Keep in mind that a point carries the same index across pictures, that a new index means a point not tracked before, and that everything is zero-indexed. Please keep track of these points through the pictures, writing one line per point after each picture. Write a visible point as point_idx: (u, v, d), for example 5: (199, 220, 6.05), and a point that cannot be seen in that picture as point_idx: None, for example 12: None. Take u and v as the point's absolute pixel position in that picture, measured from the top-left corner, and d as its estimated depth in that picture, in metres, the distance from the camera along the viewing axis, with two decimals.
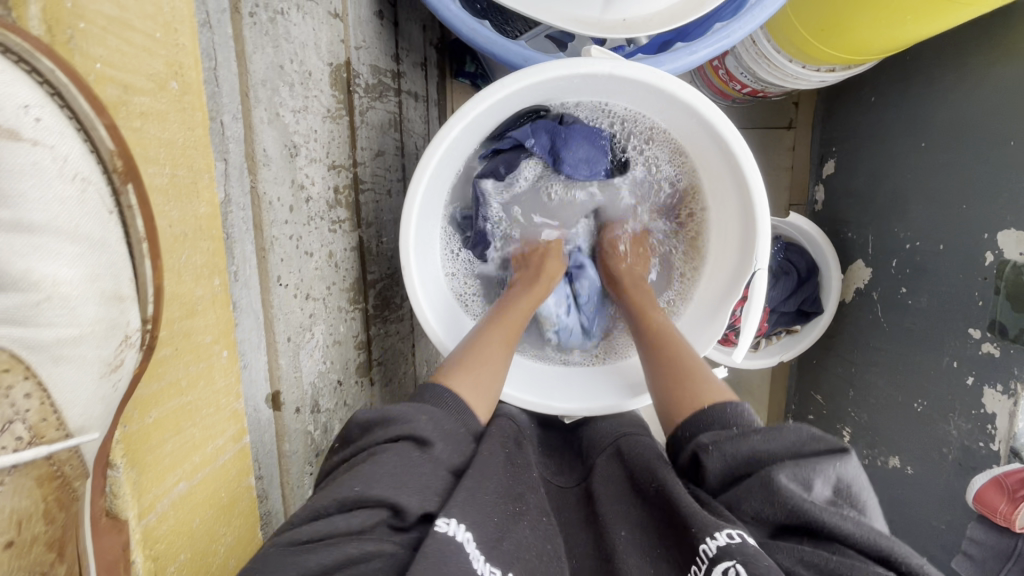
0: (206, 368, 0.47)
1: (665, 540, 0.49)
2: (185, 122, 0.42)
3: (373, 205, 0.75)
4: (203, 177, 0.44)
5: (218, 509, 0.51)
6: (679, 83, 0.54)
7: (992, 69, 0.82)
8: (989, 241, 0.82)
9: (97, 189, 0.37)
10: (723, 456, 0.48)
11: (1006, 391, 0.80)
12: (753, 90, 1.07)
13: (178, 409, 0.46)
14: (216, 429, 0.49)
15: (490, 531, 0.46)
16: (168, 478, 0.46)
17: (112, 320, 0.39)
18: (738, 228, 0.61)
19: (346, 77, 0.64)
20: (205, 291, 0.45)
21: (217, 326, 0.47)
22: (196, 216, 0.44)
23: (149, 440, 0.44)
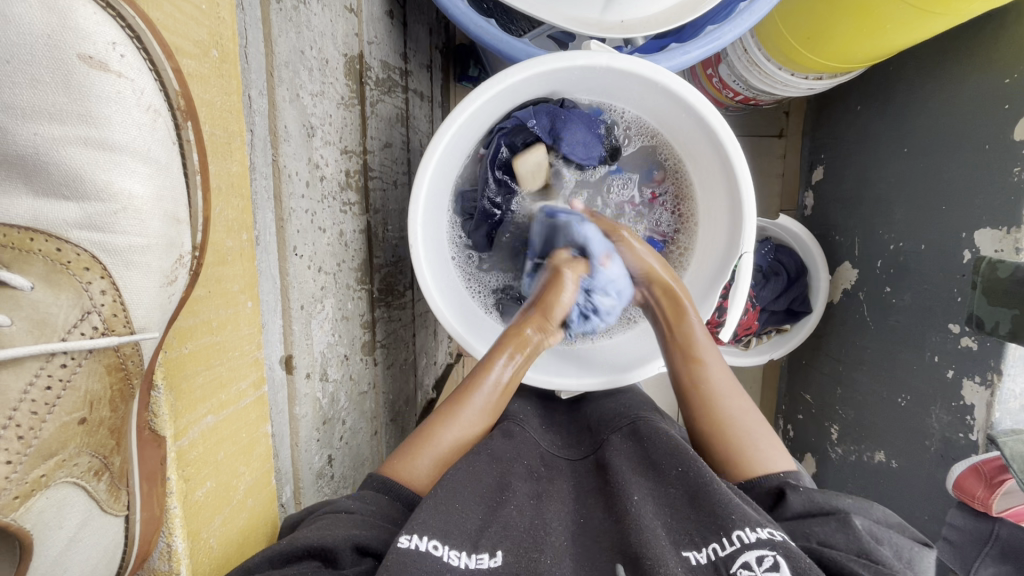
0: (233, 315, 0.50)
1: (684, 515, 0.52)
2: (224, 87, 0.45)
3: (380, 194, 0.78)
4: (237, 139, 0.47)
5: (239, 448, 0.53)
6: (672, 76, 0.58)
7: (971, 77, 0.86)
8: (967, 239, 0.86)
9: (165, 121, 0.40)
10: (808, 496, 0.53)
11: (984, 382, 0.83)
12: (744, 97, 1.12)
13: (209, 346, 0.48)
14: (241, 372, 0.51)
15: (473, 525, 0.51)
16: (199, 409, 0.48)
17: (169, 239, 0.42)
18: (727, 217, 0.64)
19: (358, 69, 0.68)
20: (235, 243, 0.48)
21: (244, 277, 0.50)
22: (229, 174, 0.47)
23: (185, 368, 0.46)
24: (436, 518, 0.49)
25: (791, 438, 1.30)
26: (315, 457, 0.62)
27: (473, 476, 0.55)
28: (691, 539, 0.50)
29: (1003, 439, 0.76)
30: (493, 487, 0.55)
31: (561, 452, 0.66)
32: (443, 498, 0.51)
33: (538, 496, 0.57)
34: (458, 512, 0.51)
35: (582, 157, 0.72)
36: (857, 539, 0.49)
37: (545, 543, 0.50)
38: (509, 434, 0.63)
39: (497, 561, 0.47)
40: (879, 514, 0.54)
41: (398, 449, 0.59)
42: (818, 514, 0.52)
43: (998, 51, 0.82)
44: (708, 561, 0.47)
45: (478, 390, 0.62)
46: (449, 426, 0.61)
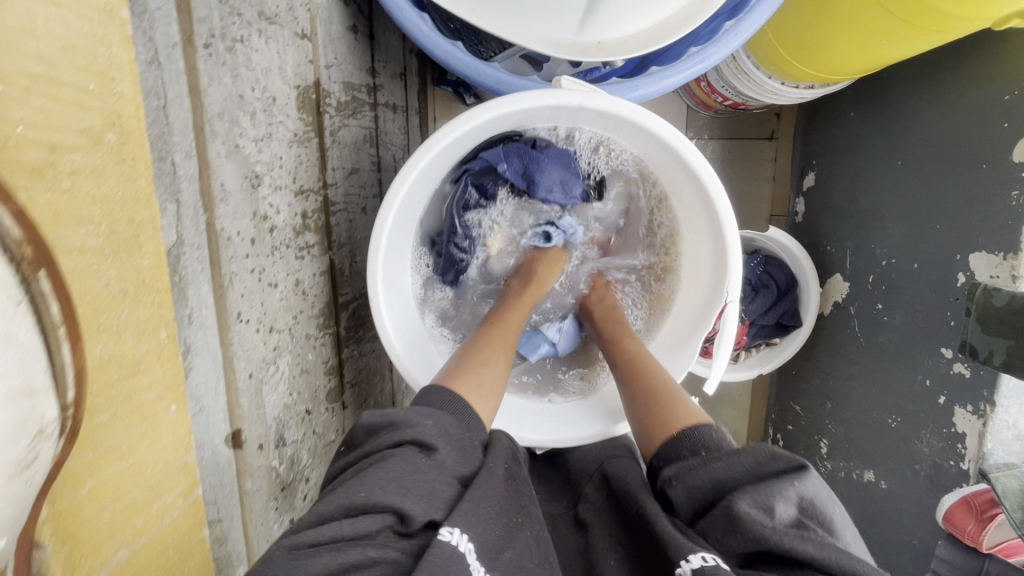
0: (151, 427, 0.45)
1: (646, 570, 0.48)
2: (125, 173, 0.39)
3: (345, 226, 0.74)
4: (147, 230, 0.41)
5: (165, 567, 0.49)
6: (650, 116, 0.53)
7: (969, 91, 0.82)
8: (961, 262, 0.83)
9: (1, 279, 0.30)
10: (693, 490, 0.49)
11: (976, 411, 0.80)
12: (734, 102, 1.07)
13: (117, 474, 0.44)
14: (164, 486, 0.47)
15: (490, 541, 0.45)
16: (107, 548, 0.44)
17: (23, 415, 0.32)
18: (712, 257, 0.61)
19: (314, 98, 0.63)
20: (149, 347, 0.43)
21: (164, 382, 0.45)
22: (138, 270, 0.41)
23: (82, 512, 0.42)
24: (481, 523, 0.46)
25: (780, 448, 1.29)
26: (272, 528, 0.58)
27: (475, 490, 0.49)
28: None
29: (995, 475, 0.74)
30: (513, 499, 0.51)
31: (544, 501, 0.62)
32: (481, 502, 0.47)
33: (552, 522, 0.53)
34: (491, 522, 0.47)
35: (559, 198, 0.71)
36: (756, 533, 0.43)
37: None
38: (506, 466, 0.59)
39: None
40: (755, 459, 0.48)
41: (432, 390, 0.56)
42: (707, 508, 0.48)
43: (999, 66, 0.77)
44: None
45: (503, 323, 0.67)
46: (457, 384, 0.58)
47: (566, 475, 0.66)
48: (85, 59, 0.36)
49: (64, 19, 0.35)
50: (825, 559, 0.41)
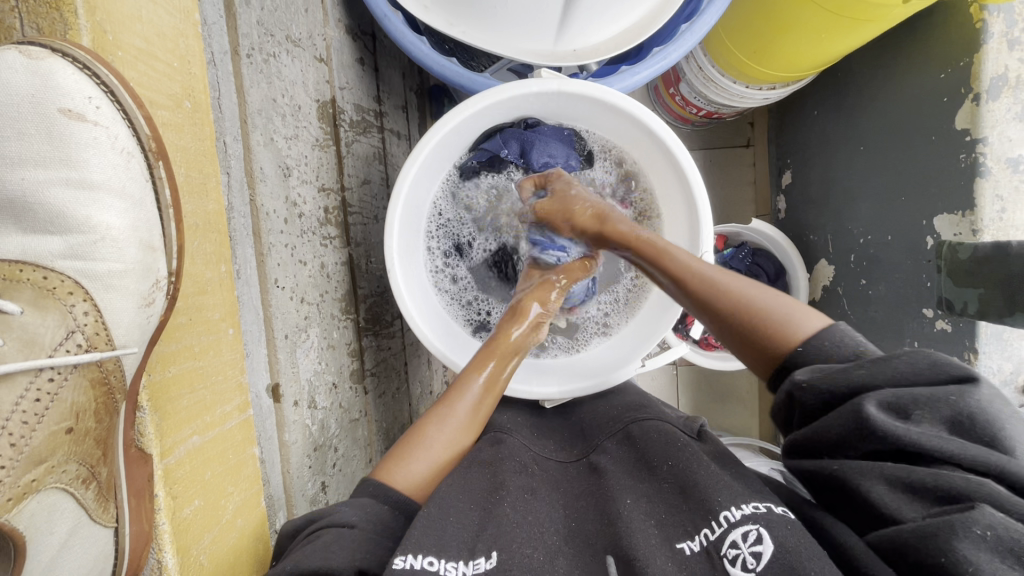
0: (215, 341, 0.52)
1: (675, 507, 0.51)
2: (196, 134, 0.49)
3: (361, 229, 0.82)
4: (212, 181, 0.50)
5: (227, 469, 0.54)
6: (616, 94, 0.61)
7: (908, 77, 0.91)
8: (928, 226, 0.88)
9: (138, 161, 0.44)
10: (816, 389, 0.47)
11: (962, 362, 0.84)
12: (707, 111, 1.18)
13: (191, 371, 0.50)
14: (225, 395, 0.53)
15: (469, 532, 0.49)
16: (185, 429, 0.50)
17: (145, 265, 0.45)
18: (686, 225, 0.66)
19: (331, 112, 0.72)
20: (214, 274, 0.51)
21: (225, 305, 0.52)
22: (206, 212, 0.50)
23: (171, 391, 0.48)
24: (433, 537, 0.47)
25: None
26: (307, 484, 0.62)
27: (464, 485, 0.54)
28: (682, 528, 0.49)
29: None
30: (483, 491, 0.54)
31: (553, 455, 0.63)
32: (439, 513, 0.50)
33: (532, 492, 0.55)
34: (451, 526, 0.49)
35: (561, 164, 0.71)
36: (877, 433, 0.44)
37: (537, 545, 0.48)
38: (498, 442, 0.61)
39: (492, 563, 0.46)
40: (904, 369, 0.46)
41: (388, 452, 0.56)
42: (831, 408, 0.47)
43: (931, 51, 0.86)
44: (700, 548, 0.46)
45: (462, 392, 0.59)
46: (439, 425, 0.58)
47: (578, 432, 0.67)
48: (171, 44, 0.46)
49: (157, 13, 0.45)
50: (950, 452, 0.42)
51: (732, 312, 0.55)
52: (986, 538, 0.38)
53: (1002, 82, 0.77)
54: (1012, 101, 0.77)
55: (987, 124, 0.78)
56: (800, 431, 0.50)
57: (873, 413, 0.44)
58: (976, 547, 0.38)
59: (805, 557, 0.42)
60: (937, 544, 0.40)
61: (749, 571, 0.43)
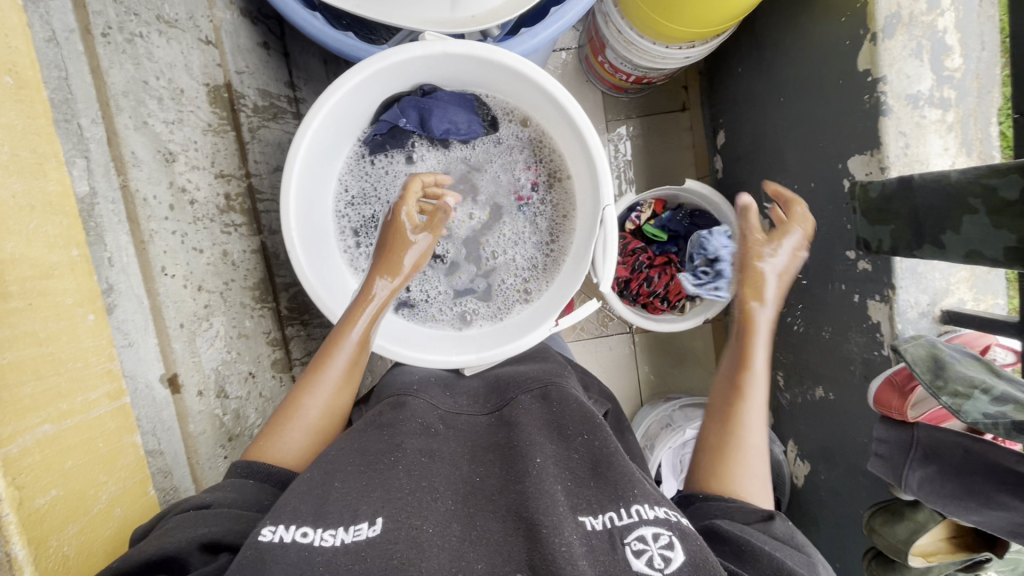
0: (69, 327, 0.43)
1: (583, 483, 0.53)
2: (25, 111, 0.41)
3: (278, 216, 0.80)
4: (50, 161, 0.43)
5: (96, 458, 0.45)
6: (502, 52, 0.60)
7: (813, 24, 0.92)
8: (843, 169, 0.90)
9: None
10: (790, 528, 0.54)
11: (883, 298, 0.86)
12: (637, 76, 1.19)
13: (36, 358, 0.40)
14: (87, 381, 0.44)
15: (356, 490, 0.49)
16: (32, 418, 0.39)
17: None
18: (590, 182, 0.66)
19: (226, 96, 0.70)
20: (61, 257, 0.43)
21: (79, 291, 0.44)
22: (43, 192, 0.42)
23: (2, 378, 0.38)
24: (311, 506, 0.47)
25: None
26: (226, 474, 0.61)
27: (356, 451, 0.54)
28: (589, 505, 0.50)
29: (904, 347, 0.79)
30: (377, 452, 0.54)
31: (464, 410, 0.64)
32: (326, 479, 0.50)
33: (431, 455, 0.55)
34: (334, 491, 0.49)
35: (465, 131, 0.71)
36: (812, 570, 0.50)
37: (426, 510, 0.48)
38: (399, 404, 0.62)
39: (376, 530, 0.45)
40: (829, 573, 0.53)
41: (259, 432, 0.56)
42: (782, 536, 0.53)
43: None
44: (604, 527, 0.48)
45: (336, 351, 0.60)
46: (313, 392, 0.58)
47: (493, 386, 0.69)
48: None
49: None
50: None
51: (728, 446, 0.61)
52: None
53: (895, 21, 0.79)
54: (906, 39, 0.79)
55: (885, 63, 0.80)
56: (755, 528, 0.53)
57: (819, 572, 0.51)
58: None
59: (709, 566, 0.43)
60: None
61: (653, 569, 0.44)
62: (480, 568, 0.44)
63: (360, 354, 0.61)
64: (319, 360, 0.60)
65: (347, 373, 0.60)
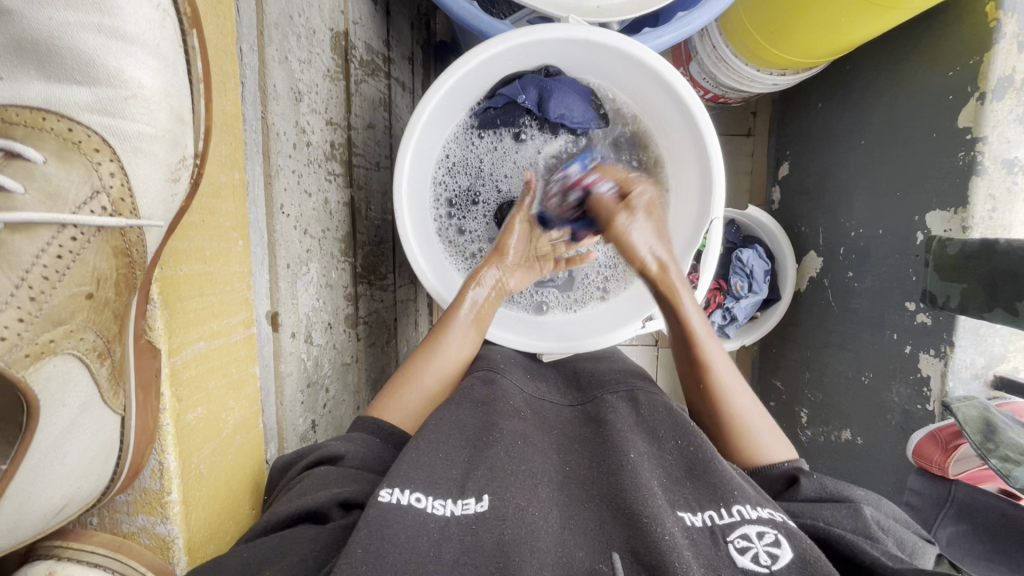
0: (225, 250, 0.50)
1: (679, 483, 0.51)
2: (220, 27, 0.46)
3: (364, 173, 0.79)
4: (231, 81, 0.48)
5: (230, 382, 0.52)
6: (646, 50, 0.61)
7: (916, 72, 0.92)
8: (919, 221, 0.91)
9: (171, 22, 0.42)
10: (819, 482, 0.54)
11: (938, 354, 0.87)
12: (714, 95, 1.18)
13: (201, 276, 0.48)
14: (232, 306, 0.52)
15: (456, 471, 0.49)
16: (192, 333, 0.48)
17: (175, 138, 0.43)
18: (698, 192, 0.68)
19: (343, 45, 0.70)
20: (229, 178, 0.49)
21: (236, 215, 0.51)
22: (223, 114, 0.48)
23: (182, 289, 0.46)
24: (421, 474, 0.47)
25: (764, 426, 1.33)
26: (300, 419, 0.62)
27: (456, 426, 0.54)
28: (686, 502, 0.49)
29: (956, 406, 0.80)
30: (475, 431, 0.54)
31: (547, 401, 0.63)
32: (426, 452, 0.49)
33: (525, 438, 0.54)
34: (439, 463, 0.49)
35: (579, 120, 0.71)
36: (865, 526, 0.50)
37: (527, 492, 0.47)
38: (490, 380, 0.62)
39: (484, 505, 0.45)
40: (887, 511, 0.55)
41: (382, 388, 0.61)
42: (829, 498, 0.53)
43: (941, 51, 0.88)
44: (704, 524, 0.46)
45: (451, 323, 0.66)
46: (429, 357, 0.64)
47: (579, 386, 0.67)
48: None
49: None
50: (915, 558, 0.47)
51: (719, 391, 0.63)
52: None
53: (1007, 84, 0.79)
54: (1015, 103, 0.80)
55: (989, 124, 0.81)
56: (789, 505, 0.53)
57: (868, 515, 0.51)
58: None
59: (822, 568, 0.42)
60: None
61: (759, 566, 0.42)
62: (582, 558, 0.43)
63: (470, 331, 0.67)
64: (435, 333, 0.66)
65: (462, 346, 0.65)
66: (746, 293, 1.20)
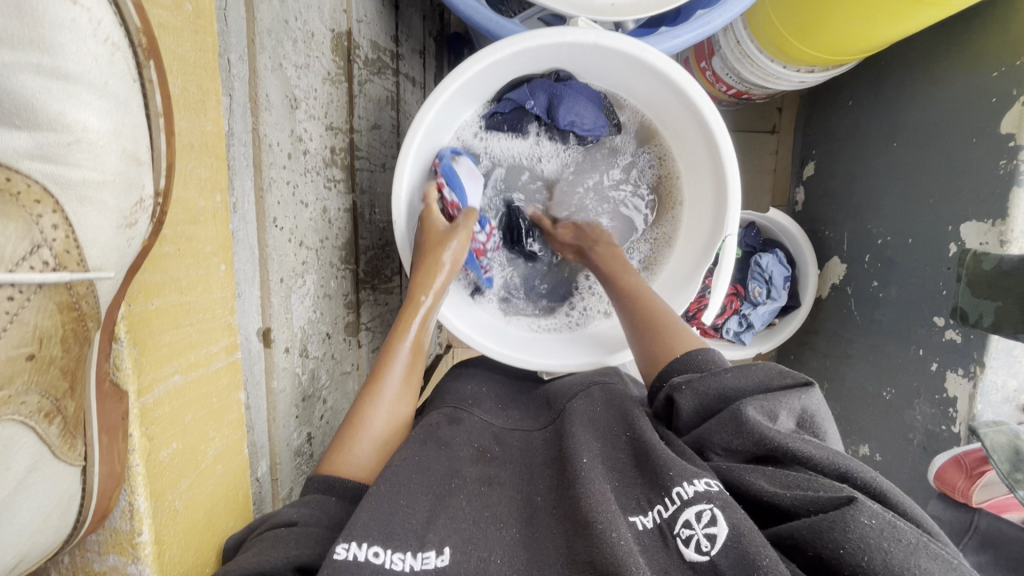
0: (205, 277, 0.49)
1: (630, 481, 0.50)
2: (197, 43, 0.44)
3: (368, 175, 0.78)
4: (212, 99, 0.46)
5: (209, 412, 0.51)
6: (658, 55, 0.58)
7: (956, 72, 0.86)
8: (953, 232, 0.86)
9: (124, 56, 0.38)
10: (694, 394, 0.52)
11: (967, 374, 0.83)
12: (738, 91, 1.12)
13: (177, 306, 0.46)
14: (211, 335, 0.50)
15: (421, 518, 0.47)
16: (166, 367, 0.46)
17: (129, 179, 0.40)
18: (712, 204, 0.65)
19: (346, 46, 0.67)
20: (207, 203, 0.47)
21: (217, 239, 0.49)
22: (203, 132, 0.46)
23: (151, 324, 0.44)
24: (381, 525, 0.45)
25: None
26: (293, 434, 0.63)
27: (418, 469, 0.51)
28: (637, 503, 0.48)
29: (983, 431, 0.75)
30: (438, 474, 0.52)
31: (515, 429, 0.62)
32: (386, 495, 0.48)
33: (489, 481, 0.53)
34: (401, 511, 0.47)
35: (590, 127, 0.70)
36: (749, 430, 0.47)
37: (490, 540, 0.46)
38: (456, 419, 0.61)
39: (444, 560, 0.43)
40: (760, 376, 0.52)
41: (328, 447, 0.54)
42: (710, 409, 0.51)
43: (985, 48, 0.82)
44: (654, 524, 0.45)
45: (397, 356, 0.59)
46: (377, 402, 0.56)
47: (542, 406, 0.67)
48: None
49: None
50: (807, 450, 0.46)
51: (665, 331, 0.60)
52: (870, 527, 0.39)
53: None
54: None
55: None
56: (688, 436, 0.52)
57: (749, 413, 0.48)
58: (858, 526, 0.39)
59: (756, 541, 0.40)
60: (830, 535, 0.39)
61: (702, 554, 0.41)
62: None
63: (417, 359, 0.61)
64: (377, 375, 0.58)
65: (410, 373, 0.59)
66: (764, 299, 1.15)
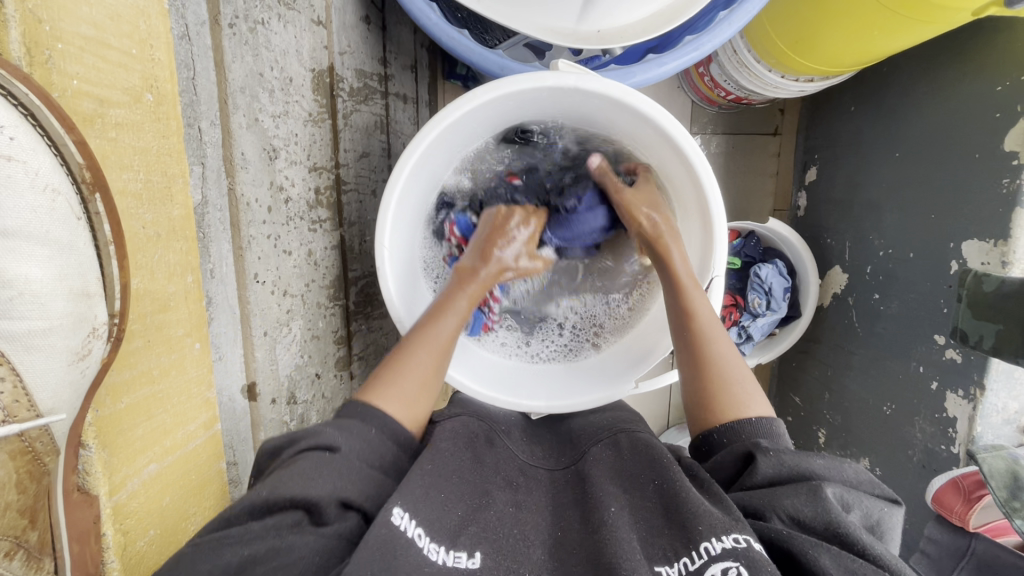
0: (179, 359, 0.56)
1: (658, 529, 0.51)
2: (159, 131, 0.50)
3: (356, 205, 0.76)
4: (176, 183, 0.52)
5: (189, 489, 0.60)
6: (640, 97, 0.58)
7: (960, 84, 0.84)
8: (954, 250, 0.84)
9: (65, 198, 0.42)
10: (776, 460, 0.51)
11: (967, 395, 0.82)
12: (736, 96, 1.09)
13: (150, 397, 0.54)
14: (188, 416, 0.58)
15: (451, 522, 0.51)
16: (140, 460, 0.54)
17: (80, 314, 0.44)
18: (700, 244, 0.66)
19: (329, 82, 0.66)
20: (177, 288, 0.54)
21: (189, 321, 0.56)
22: (169, 219, 0.52)
23: (120, 424, 0.51)
24: (426, 508, 0.50)
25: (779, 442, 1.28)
26: None
27: (454, 474, 0.55)
28: (664, 552, 0.49)
29: (982, 456, 0.75)
30: (470, 487, 0.55)
31: (540, 461, 0.64)
32: (430, 487, 0.52)
33: (519, 505, 0.56)
34: (438, 508, 0.51)
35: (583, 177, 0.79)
36: (827, 511, 0.47)
37: (518, 553, 0.50)
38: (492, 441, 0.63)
39: (475, 563, 0.48)
40: (847, 474, 0.52)
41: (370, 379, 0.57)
42: (787, 478, 0.50)
43: (991, 60, 0.79)
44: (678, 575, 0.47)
45: (442, 314, 0.62)
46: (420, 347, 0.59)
47: (567, 439, 0.68)
48: (130, 26, 0.47)
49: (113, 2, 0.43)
50: (880, 551, 0.45)
51: (726, 380, 0.58)
52: None
53: None
54: None
55: None
56: (750, 494, 0.50)
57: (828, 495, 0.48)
58: None
59: None
60: None
61: None
62: None
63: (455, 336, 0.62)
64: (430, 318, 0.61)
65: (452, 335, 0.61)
66: (763, 311, 1.13)
